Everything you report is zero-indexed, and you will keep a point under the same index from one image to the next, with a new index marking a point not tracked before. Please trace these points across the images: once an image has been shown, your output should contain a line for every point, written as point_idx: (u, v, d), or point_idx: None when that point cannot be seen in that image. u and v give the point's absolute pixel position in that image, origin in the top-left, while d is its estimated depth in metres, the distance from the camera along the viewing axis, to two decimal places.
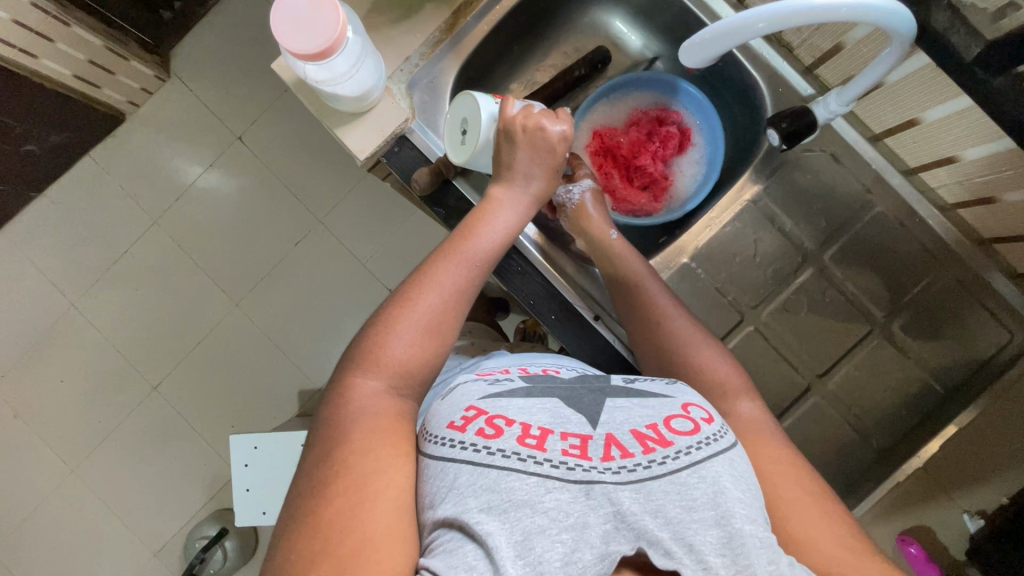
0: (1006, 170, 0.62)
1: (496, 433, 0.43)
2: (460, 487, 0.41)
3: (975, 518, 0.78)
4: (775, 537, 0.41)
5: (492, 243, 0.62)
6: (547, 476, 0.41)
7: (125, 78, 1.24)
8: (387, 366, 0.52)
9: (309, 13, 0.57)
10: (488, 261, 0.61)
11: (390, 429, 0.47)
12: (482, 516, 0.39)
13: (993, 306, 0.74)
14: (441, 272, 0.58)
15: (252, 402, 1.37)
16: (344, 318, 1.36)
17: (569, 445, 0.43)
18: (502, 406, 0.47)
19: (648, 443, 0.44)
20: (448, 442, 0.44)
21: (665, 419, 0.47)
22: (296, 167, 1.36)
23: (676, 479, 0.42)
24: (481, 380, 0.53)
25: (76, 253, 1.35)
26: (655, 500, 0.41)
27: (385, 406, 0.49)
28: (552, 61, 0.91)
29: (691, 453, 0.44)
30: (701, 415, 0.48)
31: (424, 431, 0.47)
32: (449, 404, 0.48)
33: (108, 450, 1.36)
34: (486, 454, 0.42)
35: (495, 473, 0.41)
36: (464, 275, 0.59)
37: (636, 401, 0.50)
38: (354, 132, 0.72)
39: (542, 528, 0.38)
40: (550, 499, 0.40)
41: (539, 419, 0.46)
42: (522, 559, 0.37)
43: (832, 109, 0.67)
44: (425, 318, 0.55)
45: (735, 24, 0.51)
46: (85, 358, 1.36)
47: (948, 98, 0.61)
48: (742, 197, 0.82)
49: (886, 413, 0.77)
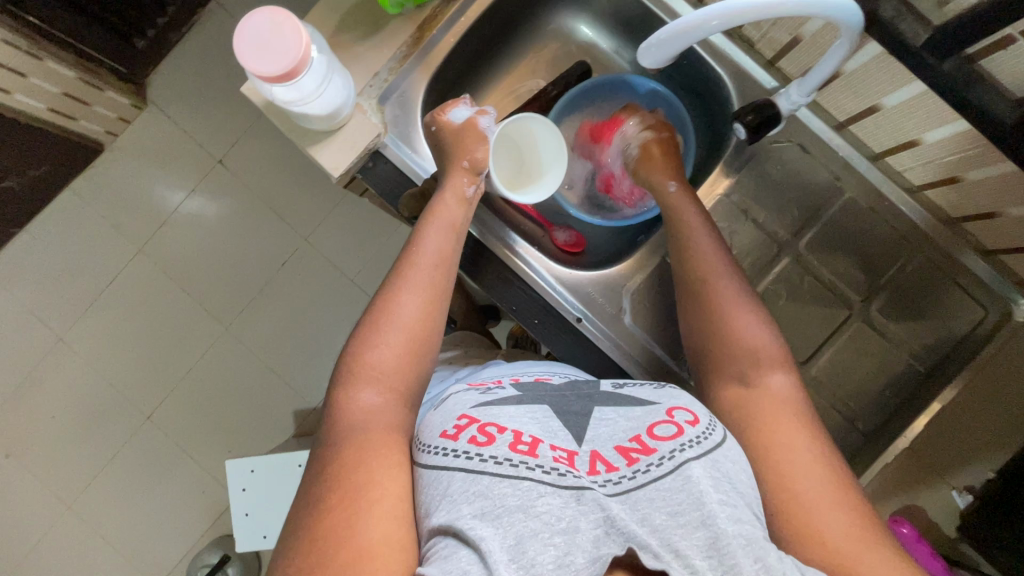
0: (966, 151, 0.63)
1: (488, 440, 0.44)
2: (453, 494, 0.42)
3: (964, 493, 0.77)
4: (761, 533, 0.42)
5: (440, 250, 0.64)
6: (539, 481, 0.42)
7: (102, 108, 1.25)
8: (371, 374, 0.54)
9: (272, 34, 0.58)
10: (441, 268, 0.63)
11: (382, 439, 0.49)
12: (475, 522, 0.40)
13: (966, 285, 0.76)
14: (398, 295, 0.59)
15: (248, 424, 1.36)
16: (335, 336, 1.36)
17: (558, 455, 0.45)
18: (493, 414, 0.48)
19: (632, 454, 0.46)
20: (441, 450, 0.45)
21: (648, 428, 0.48)
22: (280, 187, 1.36)
23: (660, 485, 0.43)
24: (471, 389, 0.53)
25: (61, 286, 1.35)
26: (642, 509, 0.42)
27: (378, 414, 0.51)
28: (522, 69, 0.92)
29: (674, 457, 0.45)
30: (686, 418, 0.49)
31: (418, 441, 0.49)
32: (442, 414, 0.49)
33: (104, 483, 1.35)
34: (478, 461, 0.43)
35: (487, 479, 0.42)
36: (419, 296, 0.60)
37: (622, 412, 0.51)
38: (327, 149, 0.72)
39: (535, 532, 0.39)
40: (542, 504, 0.41)
41: (530, 428, 0.47)
42: (516, 562, 0.38)
43: (794, 100, 0.69)
44: (404, 320, 0.57)
45: (689, 24, 0.53)
46: (76, 391, 1.35)
47: (904, 84, 0.63)
48: (714, 192, 0.83)
49: (869, 394, 0.78)
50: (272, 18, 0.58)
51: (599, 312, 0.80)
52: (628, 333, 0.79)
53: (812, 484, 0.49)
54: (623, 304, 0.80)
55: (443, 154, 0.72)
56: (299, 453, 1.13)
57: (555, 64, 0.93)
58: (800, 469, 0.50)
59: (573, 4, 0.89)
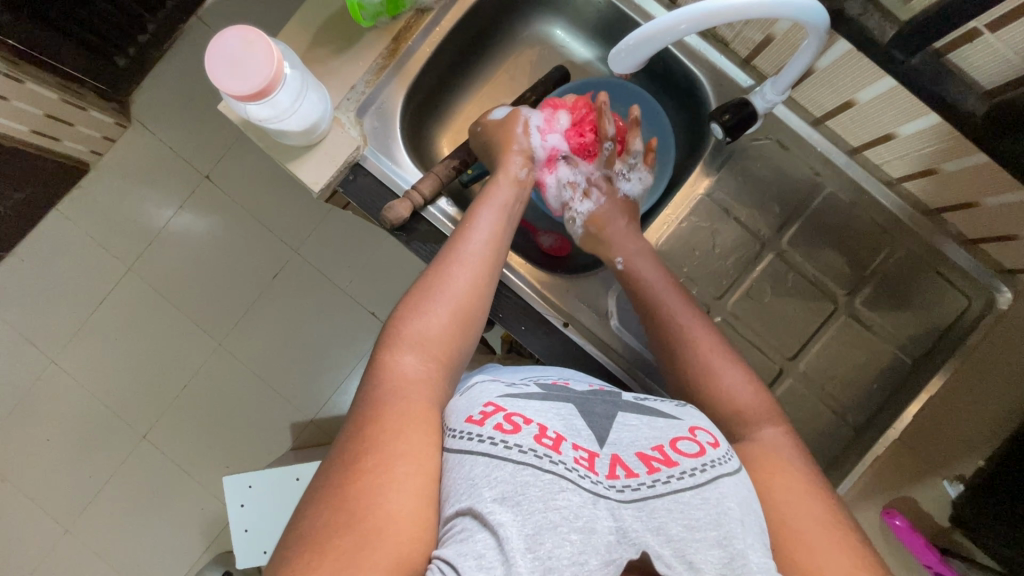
0: (942, 142, 0.64)
1: (513, 429, 0.44)
2: (474, 478, 0.42)
3: (955, 483, 0.77)
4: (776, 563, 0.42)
5: (490, 230, 0.66)
6: (562, 476, 0.42)
7: (86, 128, 1.24)
8: (417, 341, 0.56)
9: (243, 54, 0.58)
10: (489, 245, 0.65)
11: (421, 413, 0.49)
12: (495, 506, 0.40)
13: (949, 275, 0.76)
14: (452, 269, 0.61)
15: (244, 439, 1.35)
16: (329, 347, 1.36)
17: (579, 456, 0.45)
18: (519, 405, 0.48)
19: (653, 463, 0.46)
20: (467, 435, 0.45)
21: (672, 441, 0.48)
22: (268, 200, 1.35)
23: (679, 497, 0.43)
24: (497, 381, 0.54)
25: (51, 308, 1.34)
26: (658, 518, 0.42)
27: (418, 376, 0.53)
28: (500, 74, 0.92)
29: (696, 475, 0.45)
30: (707, 439, 0.49)
31: (445, 425, 0.49)
32: (469, 401, 0.50)
33: (102, 505, 1.34)
34: (502, 447, 0.43)
35: (511, 466, 0.41)
36: (472, 271, 0.62)
37: (645, 421, 0.51)
38: (307, 165, 0.72)
39: (554, 525, 0.39)
40: (563, 498, 0.40)
41: (554, 425, 0.47)
42: (531, 552, 0.38)
43: (769, 99, 0.69)
44: (455, 292, 0.60)
45: (657, 28, 0.53)
46: (71, 413, 1.34)
47: (875, 80, 0.64)
48: (695, 192, 0.83)
49: (859, 388, 0.78)
50: (242, 38, 0.58)
51: (586, 315, 0.80)
52: (614, 335, 0.79)
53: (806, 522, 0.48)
54: (610, 306, 0.80)
55: (493, 148, 0.76)
56: (297, 467, 1.13)
57: (534, 69, 0.92)
58: (786, 503, 0.49)
59: (549, 9, 0.90)
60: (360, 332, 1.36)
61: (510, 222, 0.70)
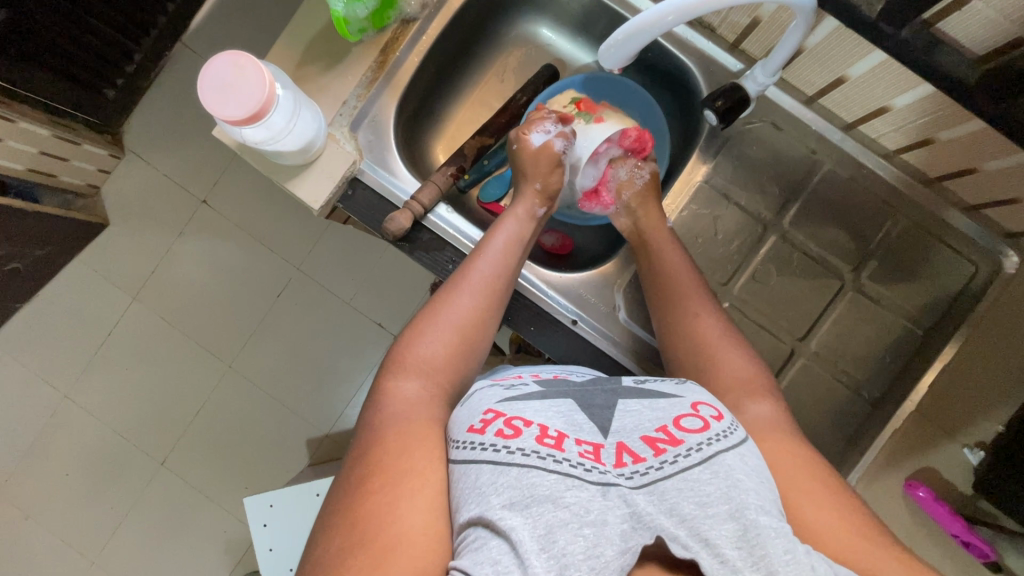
0: (935, 112, 0.64)
1: (515, 433, 0.44)
2: (482, 487, 0.42)
3: (975, 450, 0.72)
4: (790, 527, 0.41)
5: (498, 257, 0.68)
6: (567, 473, 0.42)
7: (80, 162, 1.25)
8: (418, 365, 0.57)
9: (235, 78, 0.58)
10: (497, 274, 0.67)
11: (422, 431, 0.49)
12: (505, 512, 0.40)
13: (955, 243, 0.76)
14: (457, 294, 0.64)
15: (263, 459, 1.36)
16: (339, 361, 1.36)
17: (584, 449, 0.45)
18: (518, 408, 0.48)
19: (659, 445, 0.46)
20: (470, 444, 0.45)
21: (675, 419, 0.48)
22: (267, 220, 1.36)
23: (688, 475, 0.43)
24: (496, 385, 0.54)
25: (61, 343, 1.35)
26: (670, 499, 0.42)
27: (418, 399, 0.54)
28: (490, 78, 0.92)
29: (702, 449, 0.45)
30: (710, 413, 0.50)
31: (450, 433, 0.49)
32: (469, 410, 0.50)
33: (126, 534, 1.35)
34: (506, 453, 0.43)
35: (516, 470, 0.42)
36: (478, 301, 0.64)
37: (647, 403, 0.51)
38: (306, 183, 0.72)
39: (564, 522, 0.39)
40: (571, 495, 0.40)
41: (555, 423, 0.47)
42: (546, 551, 0.38)
43: (760, 81, 0.69)
44: (456, 319, 0.62)
45: (643, 22, 0.54)
46: (88, 445, 1.35)
47: (865, 54, 0.63)
48: (693, 179, 0.83)
49: (871, 363, 0.78)
50: (234, 63, 0.58)
51: (593, 312, 0.80)
52: (625, 330, 0.79)
53: (812, 484, 0.48)
54: (617, 300, 0.80)
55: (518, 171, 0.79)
56: (316, 483, 1.13)
57: (523, 69, 0.92)
58: (802, 479, 0.49)
59: (533, 9, 0.90)
60: (368, 344, 1.37)
61: (521, 251, 0.71)
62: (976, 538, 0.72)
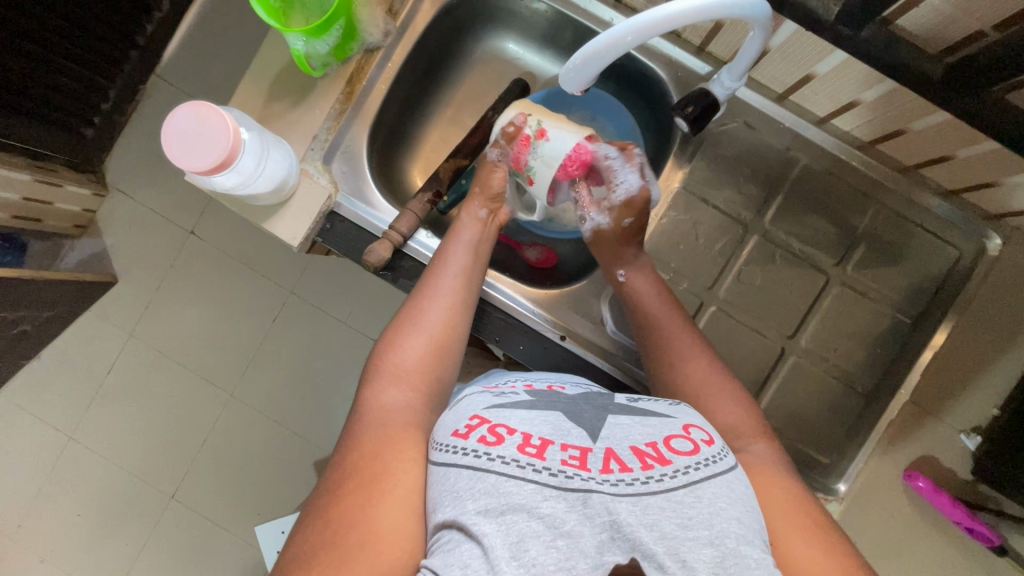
0: (903, 105, 0.64)
1: (497, 440, 0.45)
2: (459, 491, 0.42)
3: (971, 435, 0.74)
4: (773, 560, 0.41)
5: (460, 267, 0.69)
6: (545, 483, 0.42)
7: (64, 204, 1.24)
8: (398, 371, 0.59)
9: (198, 126, 0.58)
10: (460, 283, 0.67)
11: (402, 435, 0.51)
12: (478, 518, 0.40)
13: (934, 227, 0.77)
14: (427, 308, 0.64)
15: (272, 484, 1.36)
16: (339, 381, 1.36)
17: (569, 456, 0.45)
18: (504, 416, 0.48)
19: (647, 460, 0.46)
20: (451, 448, 0.45)
21: (665, 439, 0.48)
22: (256, 246, 1.36)
23: (672, 496, 0.43)
24: (486, 391, 0.54)
25: (62, 386, 1.35)
26: (652, 514, 0.42)
27: (398, 404, 0.55)
28: (461, 96, 0.92)
29: (688, 473, 0.45)
30: (702, 437, 0.50)
31: (433, 439, 0.49)
32: (456, 414, 0.50)
33: (141, 570, 1.35)
34: (486, 459, 0.43)
35: (494, 478, 0.42)
36: (445, 310, 0.64)
37: (638, 419, 0.51)
38: (283, 221, 0.72)
39: (537, 533, 0.39)
40: (546, 506, 0.41)
41: (541, 430, 0.47)
42: (516, 559, 0.38)
43: (727, 85, 0.69)
44: (433, 327, 0.63)
45: (604, 44, 0.54)
46: (96, 485, 1.35)
47: (827, 53, 0.63)
48: (670, 185, 0.82)
49: (862, 352, 0.78)
50: (197, 111, 0.58)
51: (579, 326, 0.80)
52: (612, 341, 0.79)
53: (801, 522, 0.49)
54: (605, 315, 0.80)
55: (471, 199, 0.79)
56: None
57: (493, 85, 0.92)
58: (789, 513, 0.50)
59: (498, 25, 0.89)
60: None
61: (479, 259, 0.72)
62: (979, 524, 0.73)
